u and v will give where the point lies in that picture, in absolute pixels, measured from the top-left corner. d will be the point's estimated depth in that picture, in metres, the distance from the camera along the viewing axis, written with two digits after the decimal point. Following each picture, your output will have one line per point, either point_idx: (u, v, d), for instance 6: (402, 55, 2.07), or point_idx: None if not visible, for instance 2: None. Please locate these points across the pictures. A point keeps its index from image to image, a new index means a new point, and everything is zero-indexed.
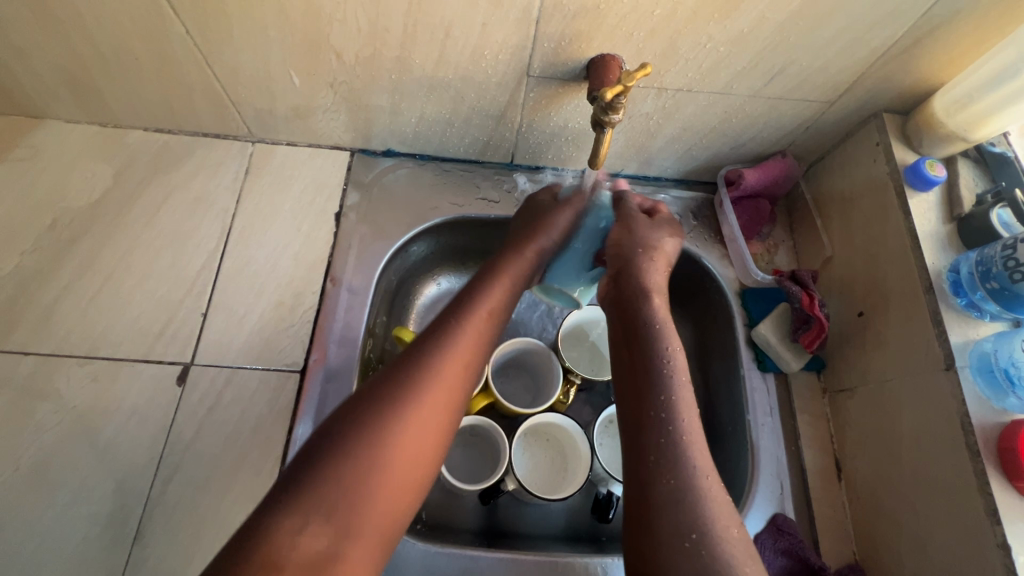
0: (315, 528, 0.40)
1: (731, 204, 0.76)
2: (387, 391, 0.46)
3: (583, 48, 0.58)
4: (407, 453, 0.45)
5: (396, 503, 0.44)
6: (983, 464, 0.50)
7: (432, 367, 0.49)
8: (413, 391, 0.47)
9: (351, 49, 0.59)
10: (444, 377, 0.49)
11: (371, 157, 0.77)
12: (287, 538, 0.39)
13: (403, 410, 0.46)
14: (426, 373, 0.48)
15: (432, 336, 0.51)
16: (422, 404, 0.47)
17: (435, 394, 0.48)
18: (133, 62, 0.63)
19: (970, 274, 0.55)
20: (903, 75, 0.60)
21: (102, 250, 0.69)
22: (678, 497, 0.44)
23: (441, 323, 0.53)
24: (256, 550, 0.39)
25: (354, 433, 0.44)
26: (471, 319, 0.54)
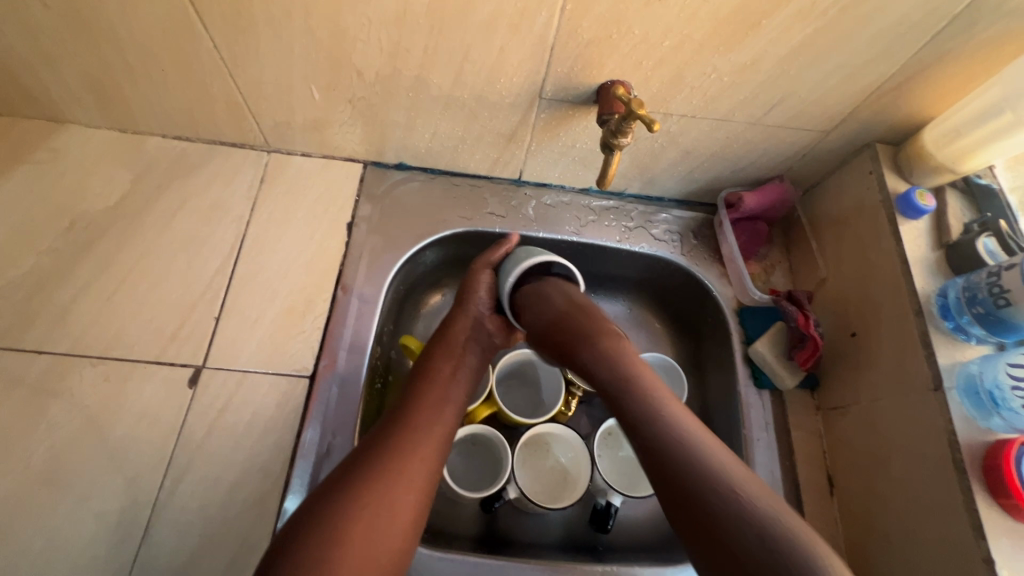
0: None
1: (731, 225, 0.78)
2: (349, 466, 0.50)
3: (594, 74, 0.61)
4: (366, 535, 0.46)
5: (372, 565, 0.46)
6: (969, 481, 0.52)
7: (381, 457, 0.51)
8: (363, 482, 0.49)
9: (372, 67, 0.62)
10: (390, 464, 0.51)
11: (383, 170, 0.80)
12: None
13: (357, 500, 0.48)
14: (381, 465, 0.50)
15: (385, 425, 0.55)
16: (378, 488, 0.49)
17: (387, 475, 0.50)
18: (160, 73, 0.65)
19: (957, 299, 0.58)
20: (895, 108, 0.63)
21: (119, 253, 0.70)
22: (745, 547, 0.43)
23: (395, 413, 0.56)
24: None
25: (324, 523, 0.46)
26: (416, 407, 0.56)
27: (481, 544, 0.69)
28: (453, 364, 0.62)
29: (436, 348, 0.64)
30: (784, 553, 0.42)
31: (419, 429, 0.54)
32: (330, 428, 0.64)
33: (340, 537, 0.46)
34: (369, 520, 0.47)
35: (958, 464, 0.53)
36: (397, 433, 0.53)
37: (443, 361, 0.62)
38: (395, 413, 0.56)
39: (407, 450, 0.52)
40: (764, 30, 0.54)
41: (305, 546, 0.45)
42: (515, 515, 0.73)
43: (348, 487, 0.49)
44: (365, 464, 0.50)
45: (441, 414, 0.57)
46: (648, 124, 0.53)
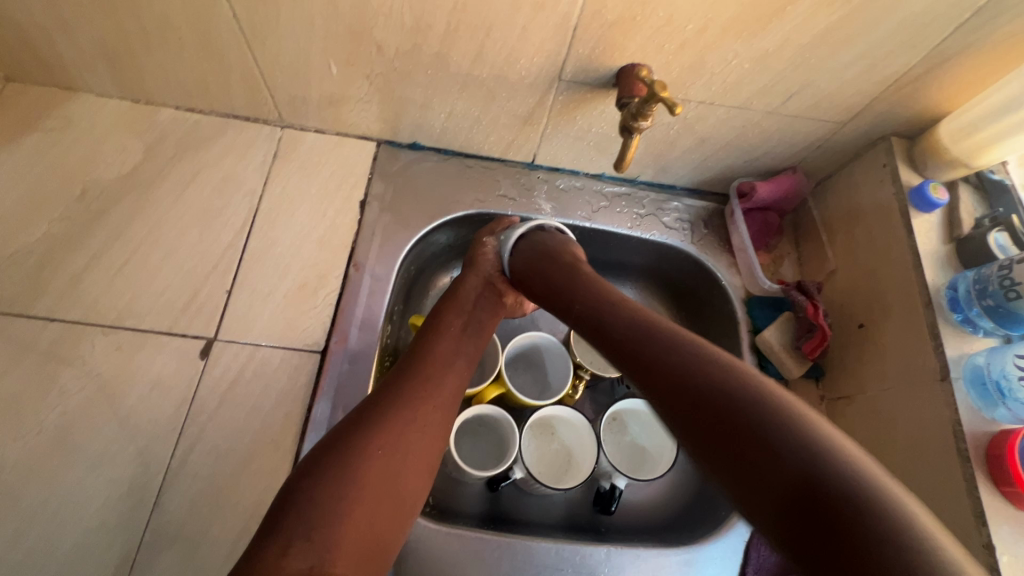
0: (309, 519, 0.43)
1: (742, 215, 0.79)
2: (364, 408, 0.52)
3: (615, 57, 0.61)
4: (379, 478, 0.48)
5: (386, 499, 0.47)
6: (973, 469, 0.53)
7: (393, 404, 0.52)
8: (377, 425, 0.50)
9: (392, 42, 0.62)
10: (402, 412, 0.52)
11: (396, 149, 0.79)
12: (291, 535, 0.42)
13: (373, 438, 0.49)
14: (395, 412, 0.51)
15: (397, 375, 0.56)
16: (391, 434, 0.50)
17: (399, 422, 0.51)
18: (177, 42, 0.64)
19: (967, 292, 0.58)
20: (912, 102, 0.64)
21: (131, 223, 0.70)
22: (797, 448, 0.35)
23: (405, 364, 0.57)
24: (274, 537, 0.42)
25: (339, 461, 0.47)
26: (429, 359, 0.58)
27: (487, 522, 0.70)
28: (462, 319, 0.64)
29: (447, 307, 0.65)
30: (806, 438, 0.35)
31: (432, 380, 0.56)
32: (341, 403, 0.64)
33: (354, 473, 0.47)
34: (381, 462, 0.48)
35: (962, 453, 0.54)
36: (409, 378, 0.55)
37: (453, 316, 0.64)
38: (409, 360, 0.58)
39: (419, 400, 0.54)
40: (789, 16, 0.54)
41: (321, 480, 0.46)
42: (518, 495, 0.74)
43: (362, 430, 0.50)
44: (379, 409, 0.52)
45: (452, 368, 0.58)
46: (670, 106, 0.54)
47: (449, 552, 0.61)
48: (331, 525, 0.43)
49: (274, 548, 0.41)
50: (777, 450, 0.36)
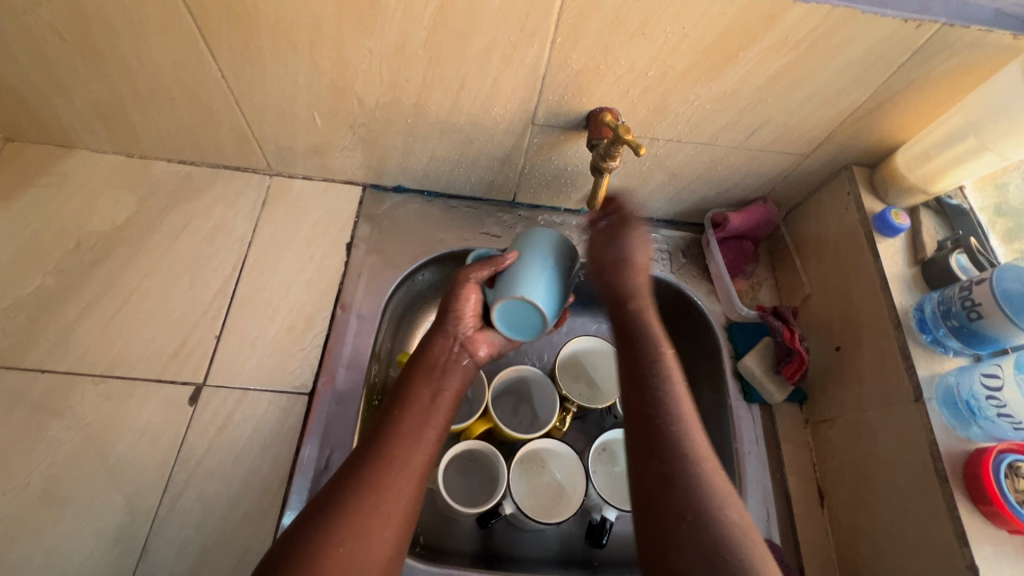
0: None
1: (718, 244, 0.81)
2: (332, 497, 0.47)
3: (583, 102, 0.64)
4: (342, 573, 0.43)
5: None
6: (951, 489, 0.54)
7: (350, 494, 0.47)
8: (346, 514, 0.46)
9: (372, 95, 0.65)
10: (371, 498, 0.47)
11: (381, 192, 0.82)
12: None
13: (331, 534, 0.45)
14: (362, 498, 0.47)
15: (363, 452, 0.51)
16: (355, 527, 0.45)
17: (365, 510, 0.47)
18: (168, 101, 0.68)
19: (933, 313, 0.61)
20: (868, 133, 0.67)
21: (123, 273, 0.72)
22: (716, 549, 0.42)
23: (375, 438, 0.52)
24: None
25: (308, 554, 0.43)
26: (398, 427, 0.53)
27: (479, 561, 0.69)
28: (433, 388, 0.58)
29: (422, 364, 0.60)
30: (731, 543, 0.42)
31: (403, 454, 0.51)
32: (329, 443, 0.65)
33: (315, 568, 0.43)
34: (346, 557, 0.44)
35: (940, 473, 0.55)
36: (378, 463, 0.50)
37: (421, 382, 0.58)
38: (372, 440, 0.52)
39: (387, 477, 0.49)
40: (741, 61, 0.58)
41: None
42: (511, 531, 0.73)
43: (322, 524, 0.45)
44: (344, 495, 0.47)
45: (424, 442, 0.53)
46: (634, 148, 0.57)
47: None
48: None
49: None
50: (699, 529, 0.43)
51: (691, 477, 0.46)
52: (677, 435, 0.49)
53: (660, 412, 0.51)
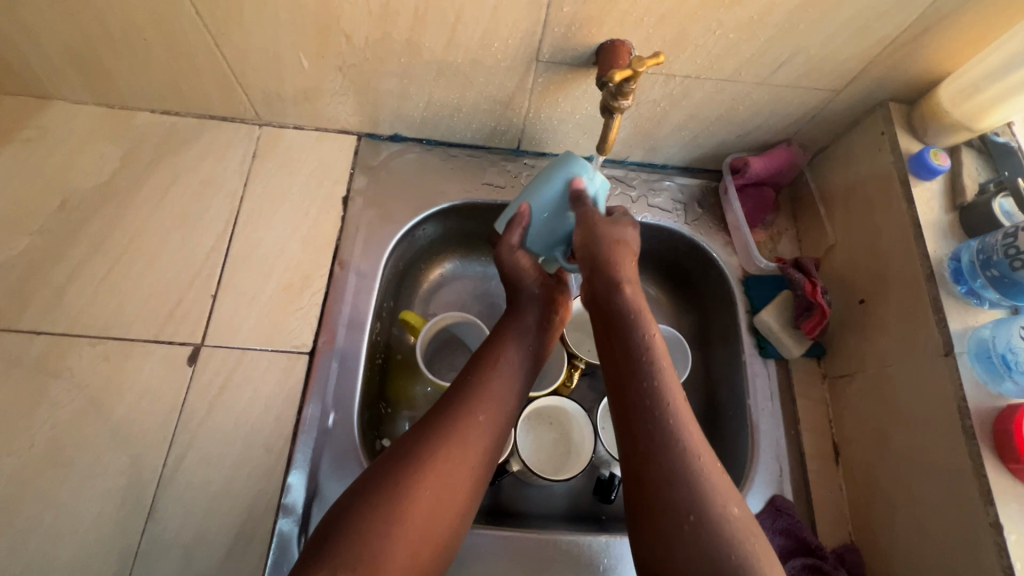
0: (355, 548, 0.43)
1: (736, 192, 0.76)
2: (418, 440, 0.49)
3: (593, 34, 0.58)
4: (425, 524, 0.46)
5: (430, 540, 0.46)
6: (979, 446, 0.51)
7: (435, 437, 0.50)
8: (430, 468, 0.48)
9: (361, 32, 0.60)
10: (454, 453, 0.49)
11: (378, 142, 0.78)
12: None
13: (417, 474, 0.47)
14: (447, 447, 0.49)
15: (448, 403, 0.52)
16: (438, 482, 0.47)
17: (449, 472, 0.48)
18: (143, 44, 0.63)
19: (971, 263, 0.56)
20: (909, 64, 0.61)
21: (113, 231, 0.69)
22: (684, 518, 0.43)
23: (453, 397, 0.53)
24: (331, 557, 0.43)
25: (392, 495, 0.46)
26: (482, 383, 0.54)
27: (487, 517, 0.69)
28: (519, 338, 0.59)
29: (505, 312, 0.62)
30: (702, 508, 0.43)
31: (483, 418, 0.52)
32: (332, 404, 0.64)
33: (397, 507, 0.45)
34: (426, 515, 0.46)
35: (967, 430, 0.52)
36: (466, 410, 0.52)
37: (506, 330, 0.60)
38: (464, 383, 0.54)
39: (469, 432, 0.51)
40: None
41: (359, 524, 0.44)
42: (519, 487, 0.72)
43: (402, 482, 0.47)
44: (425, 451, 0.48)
45: (507, 399, 0.54)
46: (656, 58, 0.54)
47: None
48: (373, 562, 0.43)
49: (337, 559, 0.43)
50: (675, 501, 0.44)
51: (671, 444, 0.46)
52: (662, 412, 0.48)
53: (645, 381, 0.49)
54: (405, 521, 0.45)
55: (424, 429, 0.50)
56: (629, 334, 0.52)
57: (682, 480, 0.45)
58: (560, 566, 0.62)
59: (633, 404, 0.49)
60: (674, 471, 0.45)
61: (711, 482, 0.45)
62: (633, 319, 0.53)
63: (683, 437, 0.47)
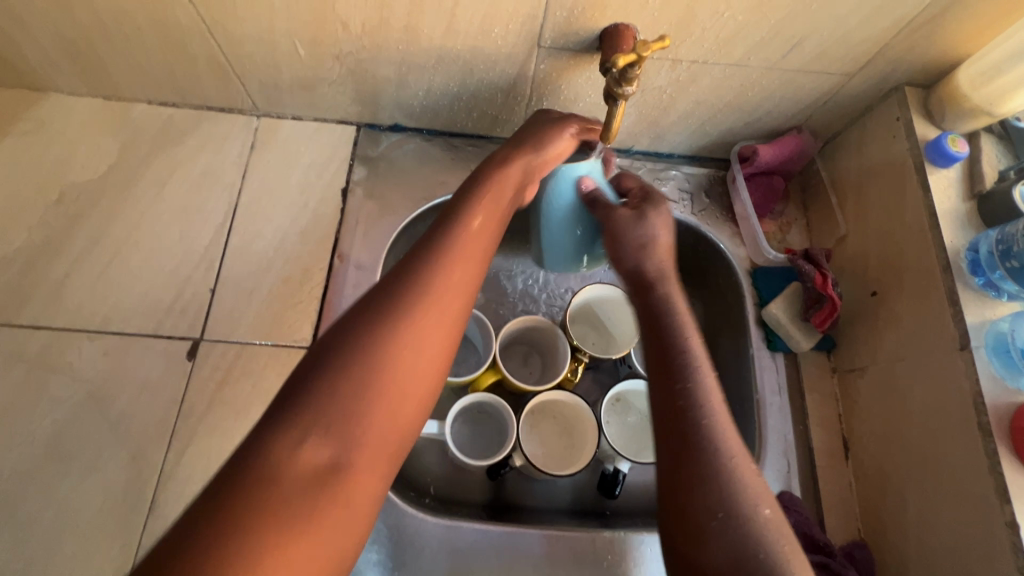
0: (304, 431, 0.34)
1: (745, 181, 0.74)
2: (391, 281, 0.41)
3: (596, 17, 0.56)
4: (409, 375, 0.38)
5: (389, 430, 0.37)
6: (995, 443, 0.50)
7: (400, 289, 0.40)
8: (406, 327, 0.39)
9: (357, 18, 0.58)
10: (437, 309, 0.40)
11: (377, 132, 0.76)
12: (285, 458, 0.33)
13: (393, 320, 0.39)
14: (421, 289, 0.41)
15: (421, 256, 0.43)
16: (426, 332, 0.39)
17: (433, 319, 0.40)
18: (137, 33, 0.62)
19: (990, 253, 0.54)
20: (926, 47, 0.58)
21: (111, 224, 0.69)
22: (717, 516, 0.39)
23: (426, 250, 0.44)
24: (251, 475, 0.32)
25: (367, 329, 0.38)
26: (467, 239, 0.46)
27: (490, 512, 0.68)
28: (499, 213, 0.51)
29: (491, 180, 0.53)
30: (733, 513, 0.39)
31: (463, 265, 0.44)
32: None
33: (380, 335, 0.38)
34: (402, 365, 0.38)
35: (983, 426, 0.51)
36: (448, 250, 0.44)
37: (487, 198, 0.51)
38: (443, 229, 0.46)
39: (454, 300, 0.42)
40: None
41: (328, 382, 0.36)
42: (522, 482, 0.71)
43: (376, 321, 0.38)
44: (412, 283, 0.41)
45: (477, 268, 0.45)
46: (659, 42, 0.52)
47: (450, 543, 0.61)
48: (334, 451, 0.35)
49: (263, 472, 0.33)
50: (710, 496, 0.39)
51: (707, 434, 0.42)
52: (698, 399, 0.43)
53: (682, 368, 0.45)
54: (371, 384, 0.36)
55: (400, 272, 0.42)
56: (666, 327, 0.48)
57: (717, 483, 0.40)
58: (563, 562, 0.61)
59: (670, 388, 0.44)
60: (715, 472, 0.40)
61: (744, 479, 0.40)
62: (673, 317, 0.49)
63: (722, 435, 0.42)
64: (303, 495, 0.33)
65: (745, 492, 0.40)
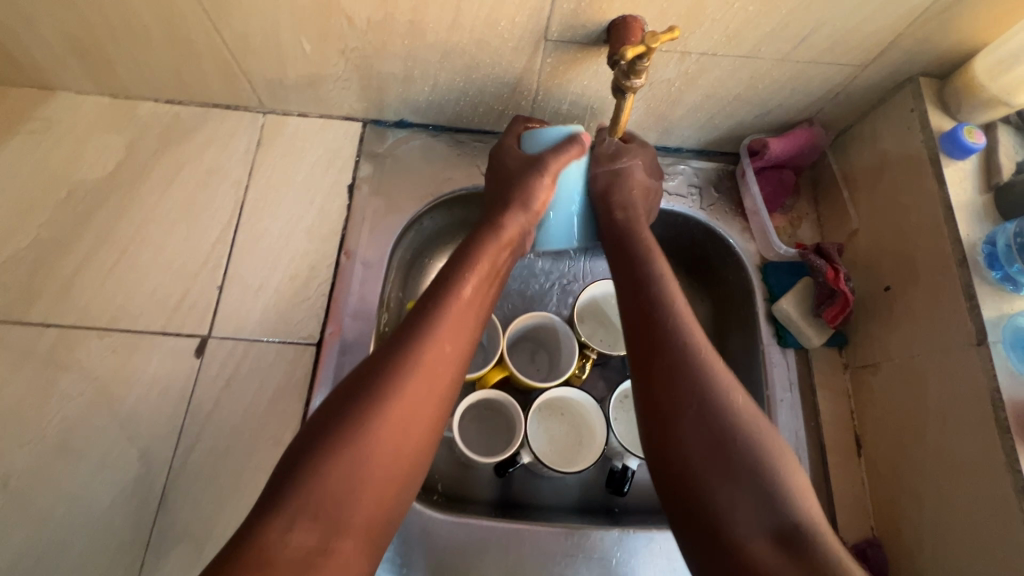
0: (302, 501, 0.41)
1: (754, 175, 0.73)
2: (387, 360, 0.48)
3: (604, 10, 0.55)
4: (388, 459, 0.45)
5: (385, 488, 0.45)
6: (1013, 441, 0.49)
7: (391, 365, 0.47)
8: (391, 410, 0.46)
9: (363, 13, 0.58)
10: (423, 382, 0.48)
11: (383, 128, 0.76)
12: (277, 536, 0.40)
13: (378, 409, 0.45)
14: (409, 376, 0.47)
15: (406, 333, 0.50)
16: (407, 412, 0.46)
17: (415, 394, 0.47)
18: (143, 30, 0.62)
19: (1007, 246, 0.53)
20: (942, 36, 0.57)
21: (119, 222, 0.69)
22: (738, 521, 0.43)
23: (413, 326, 0.51)
24: (247, 551, 0.39)
25: (356, 414, 0.45)
26: (448, 317, 0.52)
27: (498, 510, 0.68)
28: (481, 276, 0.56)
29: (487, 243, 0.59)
30: (768, 514, 0.43)
31: (449, 344, 0.51)
32: None
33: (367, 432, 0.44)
34: (391, 441, 0.45)
35: (1001, 424, 0.50)
36: (430, 336, 0.50)
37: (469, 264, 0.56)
38: (427, 309, 0.52)
39: (433, 366, 0.49)
40: None
41: (315, 469, 0.42)
42: (531, 478, 0.71)
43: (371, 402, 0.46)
44: (406, 362, 0.48)
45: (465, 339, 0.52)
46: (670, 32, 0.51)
47: (458, 539, 0.60)
48: (326, 530, 0.41)
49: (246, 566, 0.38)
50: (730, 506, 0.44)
51: (745, 447, 0.46)
52: (708, 405, 0.48)
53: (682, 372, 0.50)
54: (366, 462, 0.44)
55: (392, 353, 0.48)
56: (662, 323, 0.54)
57: (766, 490, 0.44)
58: (572, 559, 0.61)
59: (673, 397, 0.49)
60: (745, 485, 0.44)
61: (790, 488, 0.44)
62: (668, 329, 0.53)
63: (746, 440, 0.46)
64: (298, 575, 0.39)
65: (786, 506, 0.43)
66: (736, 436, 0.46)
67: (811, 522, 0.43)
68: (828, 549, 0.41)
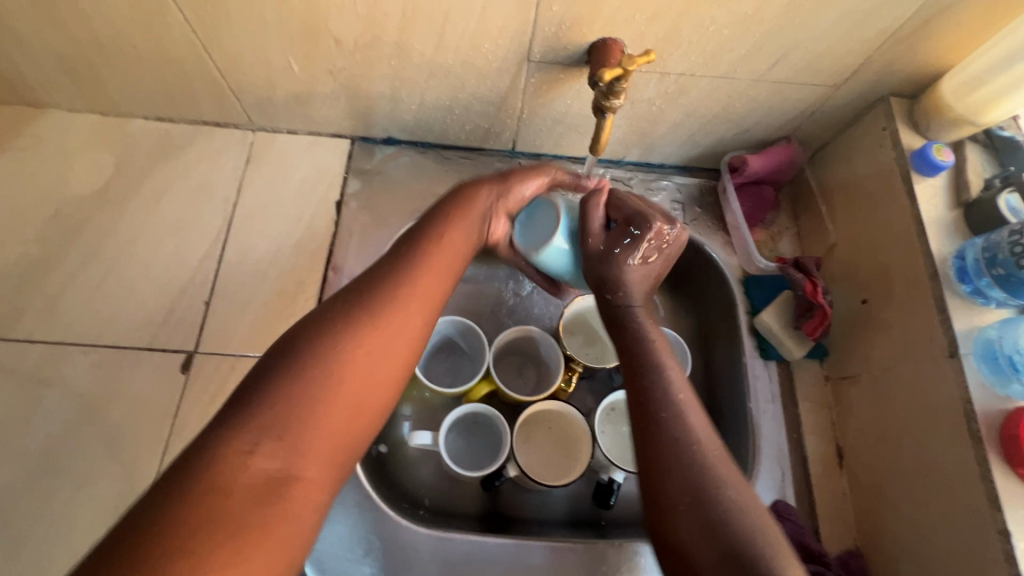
0: (258, 417, 0.38)
1: (735, 190, 0.75)
2: (353, 295, 0.44)
3: (584, 33, 0.57)
4: (357, 386, 0.41)
5: (355, 417, 0.41)
6: (985, 451, 0.50)
7: (359, 297, 0.44)
8: (356, 342, 0.42)
9: (350, 35, 0.59)
10: (395, 314, 0.44)
11: (371, 145, 0.77)
12: (236, 457, 0.36)
13: (346, 331, 0.42)
14: (376, 305, 0.44)
15: (381, 270, 0.47)
16: (376, 340, 0.43)
17: (384, 326, 0.43)
18: (133, 50, 0.63)
19: (976, 261, 0.54)
20: (910, 58, 0.59)
21: (107, 238, 0.69)
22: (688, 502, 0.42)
23: (391, 261, 0.48)
24: (197, 473, 0.35)
25: (324, 338, 0.41)
26: (429, 257, 0.49)
27: (485, 525, 0.68)
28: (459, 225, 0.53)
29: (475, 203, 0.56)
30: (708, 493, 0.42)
31: (428, 273, 0.48)
32: None
33: (331, 356, 0.41)
34: (360, 367, 0.41)
35: (974, 434, 0.51)
36: (405, 273, 0.47)
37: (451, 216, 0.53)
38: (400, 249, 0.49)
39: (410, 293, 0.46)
40: None
41: (292, 386, 0.39)
42: (517, 493, 0.71)
43: (331, 329, 0.42)
44: (376, 294, 0.45)
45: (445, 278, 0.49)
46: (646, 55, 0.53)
47: (443, 555, 0.61)
48: (290, 450, 0.38)
49: (198, 488, 0.34)
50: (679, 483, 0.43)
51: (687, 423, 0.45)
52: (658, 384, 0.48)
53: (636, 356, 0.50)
54: (334, 392, 0.40)
55: (359, 290, 0.45)
56: (648, 374, 0.48)
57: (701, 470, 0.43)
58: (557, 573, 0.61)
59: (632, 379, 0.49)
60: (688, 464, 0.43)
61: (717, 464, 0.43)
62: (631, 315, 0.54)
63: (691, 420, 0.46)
64: (254, 506, 0.36)
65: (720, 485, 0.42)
66: (676, 412, 0.46)
67: (741, 515, 0.41)
68: (768, 547, 0.40)
